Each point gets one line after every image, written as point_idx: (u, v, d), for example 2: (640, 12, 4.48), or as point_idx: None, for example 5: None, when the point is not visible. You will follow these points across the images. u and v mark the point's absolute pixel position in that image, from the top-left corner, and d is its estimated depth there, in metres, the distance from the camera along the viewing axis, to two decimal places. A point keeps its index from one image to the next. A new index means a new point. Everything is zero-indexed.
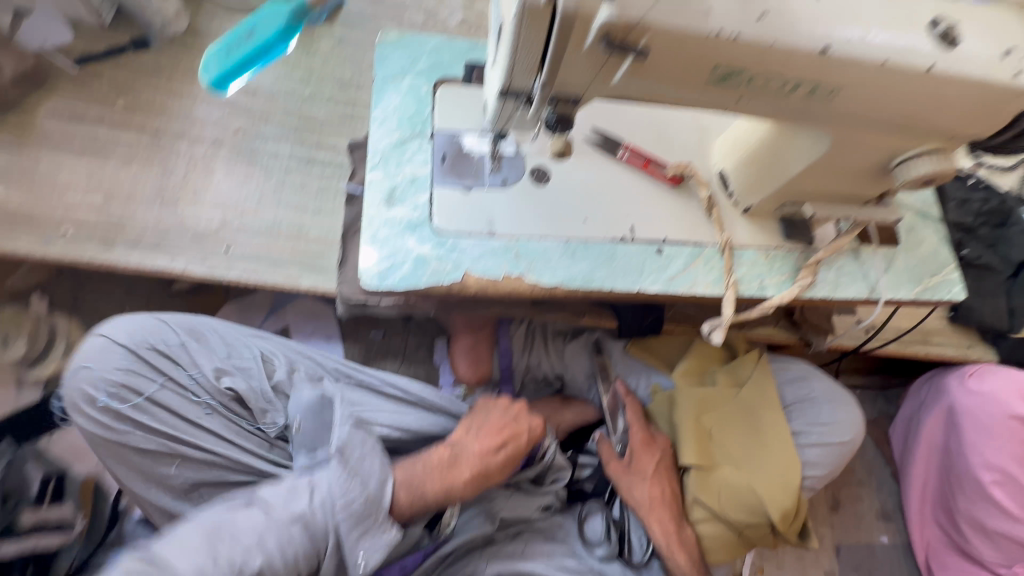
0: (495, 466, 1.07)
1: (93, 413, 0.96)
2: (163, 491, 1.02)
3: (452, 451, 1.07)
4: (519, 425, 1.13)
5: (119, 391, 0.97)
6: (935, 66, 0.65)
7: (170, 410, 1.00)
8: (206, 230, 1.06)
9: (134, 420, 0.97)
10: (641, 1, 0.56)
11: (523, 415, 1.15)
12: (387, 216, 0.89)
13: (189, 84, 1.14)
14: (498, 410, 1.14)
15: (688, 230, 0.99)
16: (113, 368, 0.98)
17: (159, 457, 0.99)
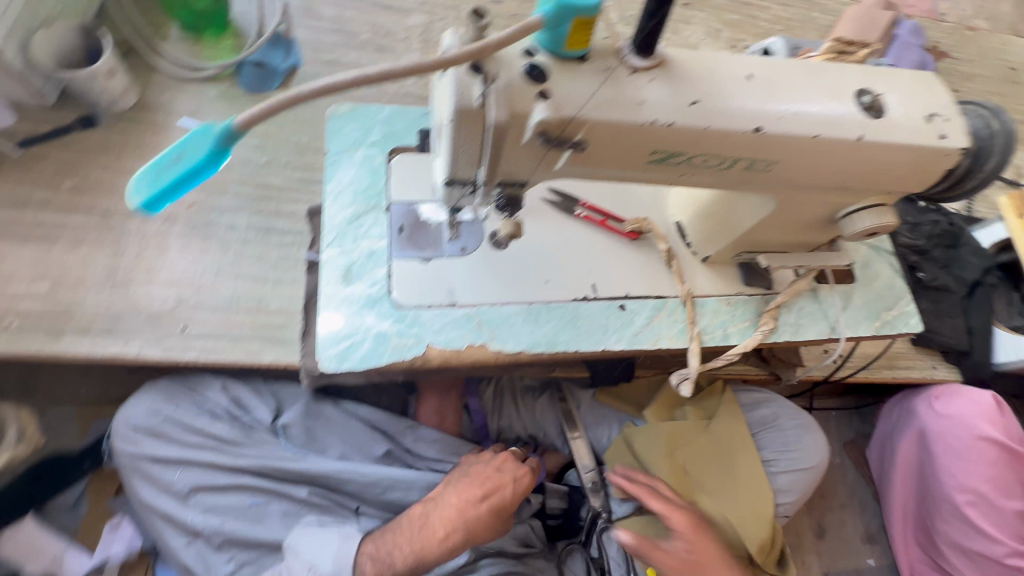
0: (474, 520, 1.04)
1: (124, 428, 1.09)
2: (167, 499, 1.08)
3: (427, 510, 1.06)
4: (501, 476, 1.10)
5: (144, 408, 1.09)
6: (864, 136, 0.67)
7: (183, 426, 1.10)
8: (161, 310, 1.03)
9: (152, 432, 1.09)
10: (574, 99, 0.57)
11: (505, 465, 1.12)
12: (344, 293, 0.88)
13: (138, 160, 1.13)
14: (480, 462, 1.12)
15: (649, 284, 1.00)
16: (145, 391, 1.11)
17: (168, 465, 1.08)
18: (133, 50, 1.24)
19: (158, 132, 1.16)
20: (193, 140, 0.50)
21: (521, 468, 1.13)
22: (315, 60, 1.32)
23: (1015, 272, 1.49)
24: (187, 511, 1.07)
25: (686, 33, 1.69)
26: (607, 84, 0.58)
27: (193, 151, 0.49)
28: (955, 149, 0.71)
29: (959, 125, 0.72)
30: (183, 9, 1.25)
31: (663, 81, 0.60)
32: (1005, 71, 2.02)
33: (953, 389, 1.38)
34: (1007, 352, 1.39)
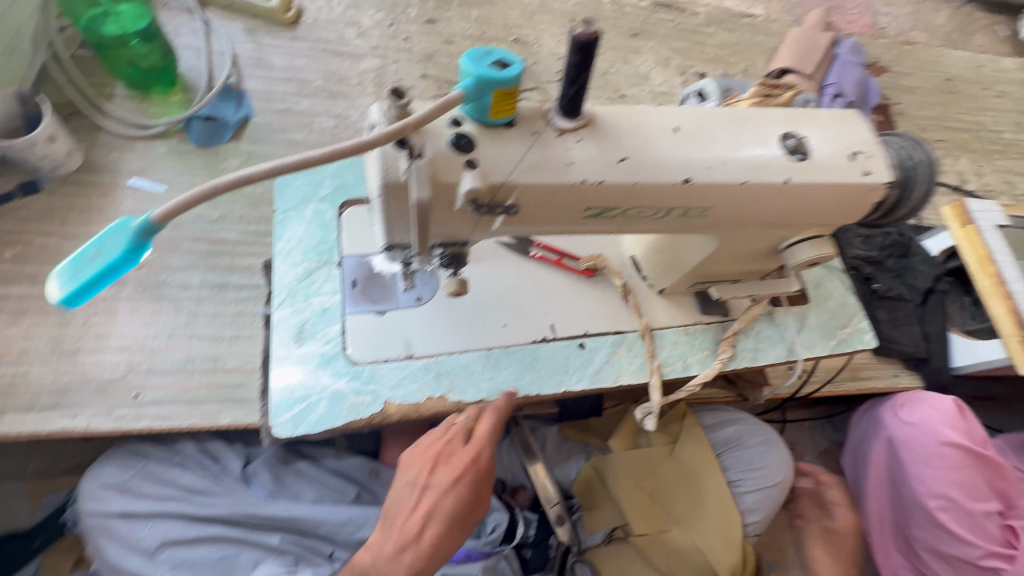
0: (420, 557, 0.89)
1: (90, 486, 1.02)
2: (132, 558, 0.99)
3: (369, 562, 0.91)
4: (434, 488, 0.90)
5: (116, 465, 1.03)
6: (790, 179, 0.70)
7: (153, 479, 1.03)
8: (112, 378, 1.01)
9: (119, 487, 1.01)
10: (502, 165, 0.58)
11: (433, 477, 0.91)
12: (297, 353, 0.86)
13: (85, 224, 1.11)
14: (407, 479, 0.92)
15: (608, 320, 1.00)
16: (115, 450, 1.05)
17: (135, 519, 0.99)
18: (78, 111, 1.22)
19: (105, 194, 1.15)
20: (110, 235, 0.49)
21: (450, 476, 0.90)
22: (267, 110, 1.32)
23: (966, 278, 1.54)
24: (153, 568, 0.98)
25: (637, 63, 1.74)
26: (534, 148, 0.59)
27: (111, 247, 0.49)
28: (880, 183, 0.74)
29: (882, 161, 0.75)
30: (127, 66, 1.24)
31: (591, 141, 0.62)
32: (942, 81, 2.12)
33: (916, 398, 1.40)
34: (963, 356, 1.43)
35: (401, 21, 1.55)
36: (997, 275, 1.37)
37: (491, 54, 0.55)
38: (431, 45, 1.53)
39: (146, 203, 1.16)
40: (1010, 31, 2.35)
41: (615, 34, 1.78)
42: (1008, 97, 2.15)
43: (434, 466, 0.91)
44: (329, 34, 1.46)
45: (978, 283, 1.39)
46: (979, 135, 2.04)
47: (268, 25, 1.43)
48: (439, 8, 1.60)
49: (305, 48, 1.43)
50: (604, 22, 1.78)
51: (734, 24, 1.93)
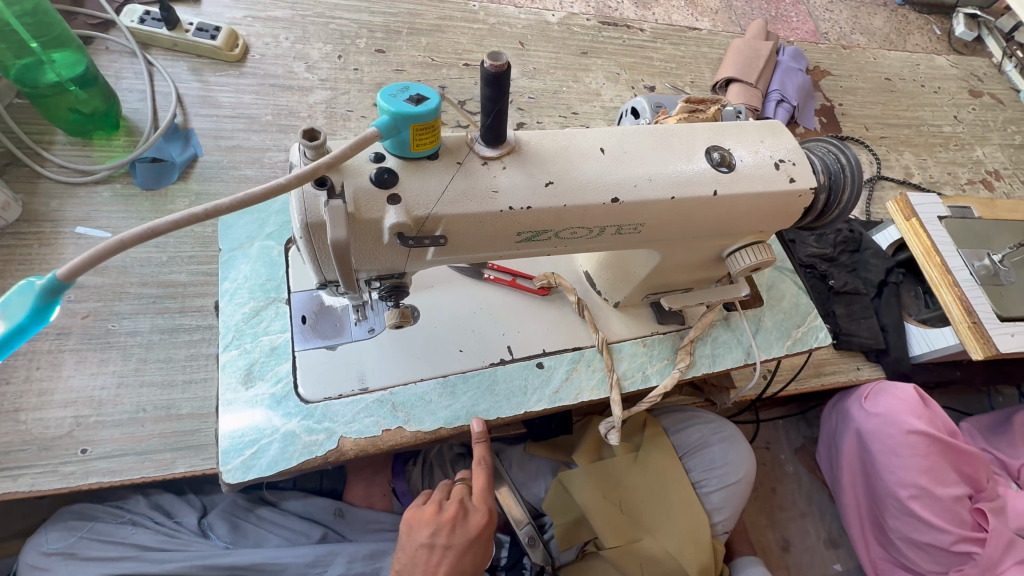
0: None
1: (34, 559, 0.97)
2: None
3: None
4: (455, 546, 0.86)
5: (60, 532, 1.00)
6: (718, 190, 0.72)
7: (100, 540, 1.00)
8: (57, 435, 0.97)
9: (63, 554, 0.97)
10: (427, 198, 0.59)
11: (451, 536, 0.87)
12: (247, 397, 0.84)
13: (25, 276, 1.08)
14: (420, 542, 0.87)
15: (565, 337, 1.00)
16: (62, 515, 1.03)
17: None
18: (15, 160, 1.20)
19: (46, 244, 1.12)
20: (14, 296, 0.47)
21: (472, 534, 0.87)
22: (215, 148, 1.31)
23: (916, 268, 1.59)
24: None
25: (587, 80, 1.78)
26: (459, 177, 0.60)
27: (16, 309, 0.47)
28: (806, 189, 0.76)
29: (807, 167, 0.78)
30: (67, 111, 1.19)
31: (517, 167, 0.63)
32: (881, 81, 2.21)
33: (879, 388, 1.42)
34: (920, 344, 1.47)
35: (351, 52, 1.56)
36: (943, 264, 1.41)
37: (408, 90, 0.56)
38: (382, 75, 1.55)
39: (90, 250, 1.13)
40: (942, 30, 2.47)
41: (565, 53, 1.82)
42: (944, 92, 2.25)
43: (452, 526, 0.87)
44: (277, 69, 1.47)
45: (926, 273, 1.44)
46: (920, 130, 2.13)
47: (214, 63, 1.43)
48: (389, 37, 1.62)
49: (253, 84, 1.43)
50: (554, 42, 1.82)
51: (679, 38, 2.00)
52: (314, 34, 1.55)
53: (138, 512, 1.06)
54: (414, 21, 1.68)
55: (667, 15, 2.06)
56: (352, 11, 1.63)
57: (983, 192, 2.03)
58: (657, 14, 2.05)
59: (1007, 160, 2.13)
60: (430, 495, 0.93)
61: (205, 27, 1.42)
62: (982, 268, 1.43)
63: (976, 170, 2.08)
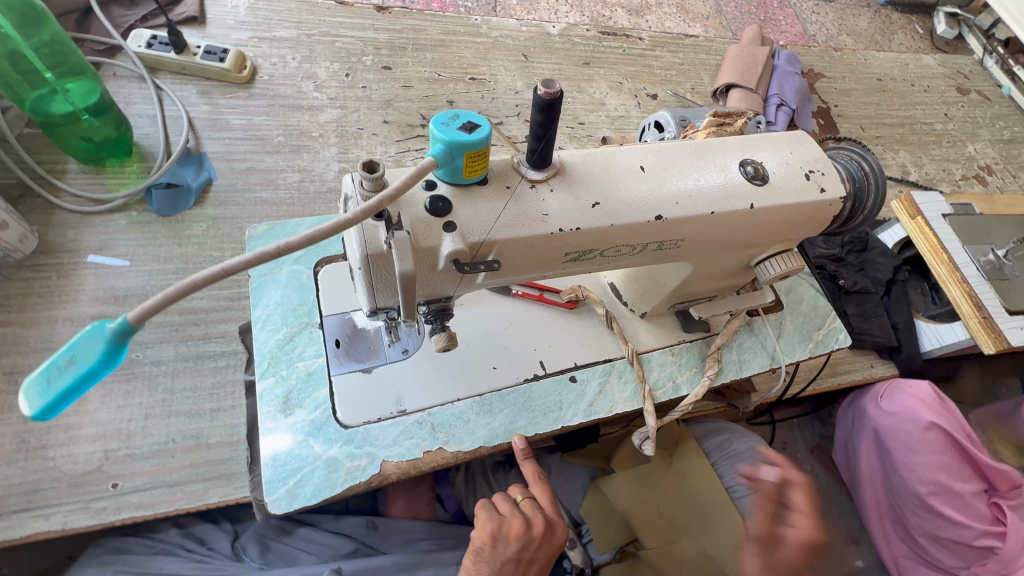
0: None
1: None
2: None
3: None
4: (540, 559, 0.87)
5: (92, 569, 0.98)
6: (755, 204, 0.73)
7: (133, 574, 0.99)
8: (87, 470, 0.95)
9: None
10: (481, 223, 0.59)
11: (537, 551, 0.87)
12: (286, 424, 0.84)
13: (45, 309, 1.07)
14: (507, 557, 0.85)
15: (596, 350, 1.01)
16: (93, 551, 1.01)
17: None
18: (28, 191, 1.18)
19: (64, 275, 1.10)
20: (83, 340, 0.47)
21: (557, 548, 0.89)
22: (229, 171, 1.30)
23: (922, 265, 1.62)
24: None
25: (591, 90, 1.80)
26: (510, 202, 0.61)
27: (84, 354, 0.47)
28: (836, 199, 0.78)
29: (835, 176, 0.79)
30: (78, 140, 1.18)
31: (563, 190, 0.64)
32: (873, 82, 2.26)
33: (893, 387, 1.45)
34: (931, 340, 1.50)
35: (357, 70, 1.56)
36: (950, 261, 1.44)
37: (459, 117, 0.57)
38: (390, 91, 1.56)
39: (109, 279, 1.12)
40: (925, 29, 2.54)
41: (568, 64, 1.83)
42: (933, 91, 2.31)
43: (541, 540, 0.87)
44: (286, 89, 1.47)
45: (934, 270, 1.46)
46: (913, 129, 2.18)
47: (222, 85, 1.42)
48: (394, 54, 1.63)
49: (263, 105, 1.43)
50: (556, 53, 1.83)
51: (677, 45, 2.02)
52: (320, 53, 1.56)
53: (169, 541, 1.05)
54: (418, 37, 1.69)
55: (661, 23, 2.10)
56: (356, 28, 1.63)
57: (977, 187, 2.08)
58: (652, 22, 2.08)
59: (998, 155, 2.19)
60: (500, 506, 0.92)
61: (212, 49, 1.41)
62: (987, 263, 1.47)
63: (969, 166, 2.14)
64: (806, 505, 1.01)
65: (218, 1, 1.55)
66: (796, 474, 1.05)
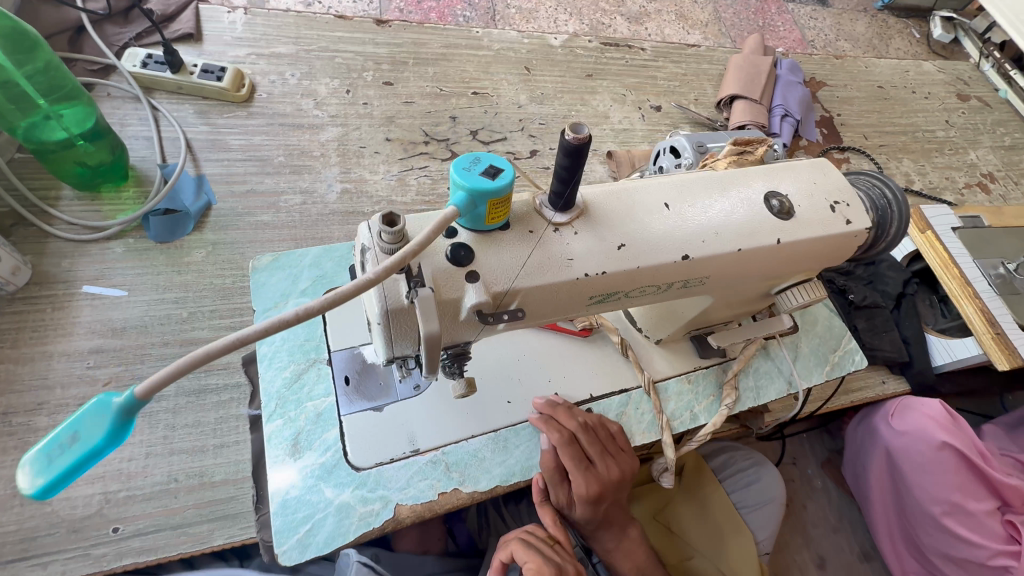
0: None
1: None
2: None
3: None
4: None
5: None
6: (781, 239, 0.71)
7: None
8: (87, 515, 0.92)
9: None
10: (504, 272, 0.57)
11: None
12: (296, 468, 0.81)
13: (39, 344, 1.03)
14: None
15: (612, 380, 0.99)
16: None
17: None
18: (20, 220, 1.14)
19: (59, 308, 1.07)
20: (88, 416, 0.45)
21: None
22: (229, 195, 1.27)
23: (931, 279, 1.61)
24: None
25: (595, 102, 1.77)
26: (535, 248, 0.58)
27: (91, 430, 0.44)
28: (862, 229, 0.76)
29: (860, 207, 0.77)
30: (74, 165, 1.14)
31: (588, 232, 0.61)
32: (874, 89, 2.25)
33: (905, 404, 1.42)
34: (942, 354, 1.46)
35: (358, 86, 1.53)
36: (961, 275, 1.44)
37: (481, 161, 0.54)
38: (392, 107, 1.52)
39: (108, 311, 1.08)
40: (921, 33, 2.53)
41: (571, 76, 1.80)
42: (933, 98, 2.30)
43: None
44: (285, 107, 1.43)
45: (945, 285, 1.45)
46: (915, 136, 2.17)
47: (220, 104, 1.39)
48: (396, 69, 1.60)
49: (263, 124, 1.39)
50: (558, 65, 1.80)
51: (679, 55, 2.00)
52: (320, 69, 1.52)
53: None
54: (419, 50, 1.65)
55: (660, 31, 2.07)
56: (355, 43, 1.60)
57: (981, 195, 2.07)
58: (652, 30, 2.06)
59: (999, 162, 2.19)
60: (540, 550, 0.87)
61: (209, 67, 1.38)
62: (998, 278, 1.45)
63: (972, 174, 2.13)
64: (578, 462, 0.84)
65: (213, 17, 1.51)
66: (566, 424, 0.85)
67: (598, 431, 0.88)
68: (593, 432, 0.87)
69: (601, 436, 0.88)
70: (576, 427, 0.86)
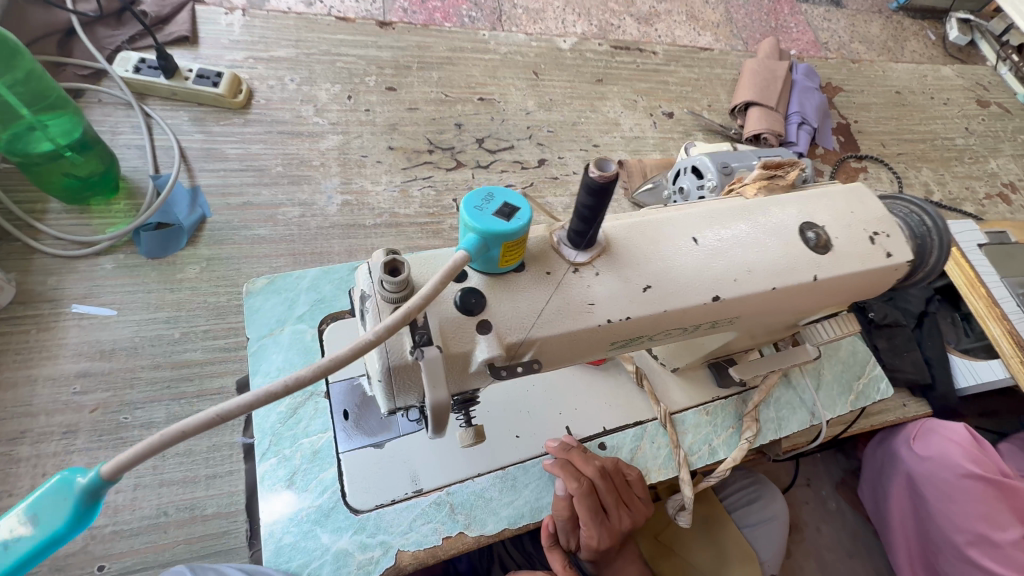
0: None
1: None
2: None
3: None
4: None
5: None
6: (818, 276, 0.65)
7: None
8: (70, 552, 0.87)
9: None
10: (520, 319, 0.51)
11: None
12: (291, 511, 0.76)
13: (23, 368, 0.98)
14: None
15: (626, 412, 0.93)
16: None
17: None
18: (6, 235, 1.09)
19: (45, 329, 1.02)
20: (49, 496, 0.39)
21: None
22: (224, 207, 1.21)
23: (953, 296, 1.56)
24: None
25: (605, 109, 1.70)
26: (553, 293, 0.53)
27: (52, 514, 0.39)
28: (903, 263, 0.70)
29: (901, 238, 0.71)
30: (62, 177, 1.09)
31: (610, 272, 0.56)
32: (892, 95, 2.18)
33: (928, 428, 1.35)
34: (966, 377, 1.40)
35: (360, 91, 1.47)
36: (988, 295, 1.38)
37: (494, 199, 0.49)
38: (394, 115, 1.47)
39: (96, 332, 1.03)
40: (938, 35, 2.45)
41: (580, 81, 1.73)
42: (953, 104, 2.23)
43: None
44: (284, 114, 1.37)
45: (971, 305, 1.40)
46: (935, 144, 2.10)
47: (216, 111, 1.33)
48: (399, 73, 1.54)
49: (261, 132, 1.33)
50: (567, 69, 1.74)
51: (692, 60, 1.93)
52: (320, 74, 1.46)
53: None
54: (423, 54, 1.59)
55: (671, 32, 2.00)
56: (357, 46, 1.54)
57: (1002, 206, 2.00)
58: (662, 32, 1.99)
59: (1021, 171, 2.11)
60: None
61: (205, 72, 1.32)
62: None
63: (993, 183, 2.06)
64: (593, 513, 0.79)
65: (210, 19, 1.45)
66: (583, 471, 0.79)
67: (614, 477, 0.83)
68: (609, 479, 0.82)
69: (617, 483, 0.83)
70: (594, 475, 0.79)
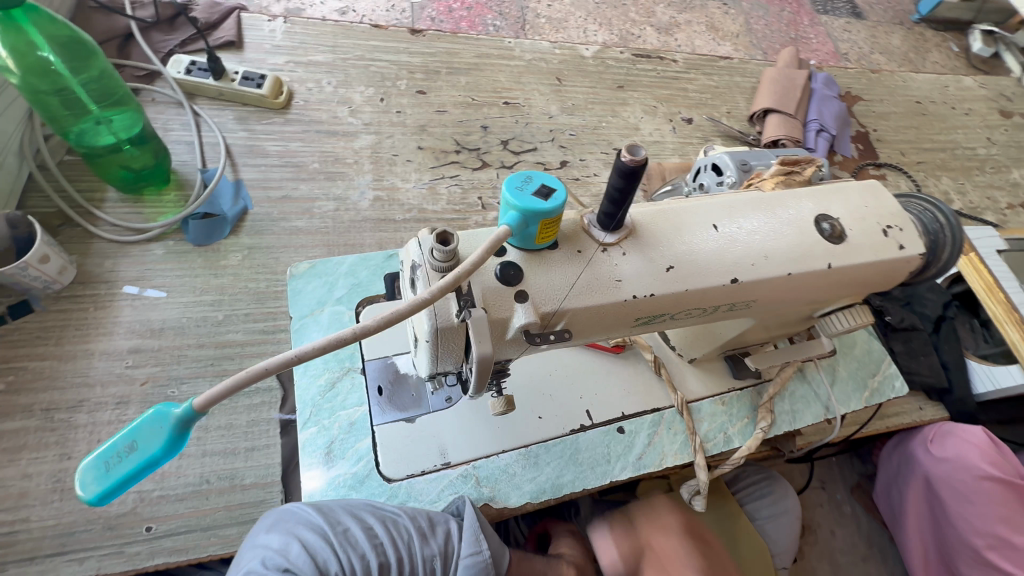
0: None
1: None
2: None
3: None
4: None
5: None
6: (832, 264, 0.69)
7: None
8: (121, 514, 0.93)
9: None
10: (554, 292, 0.57)
11: None
12: (329, 476, 0.82)
13: (81, 342, 1.06)
14: None
15: (644, 399, 0.97)
16: None
17: None
18: (67, 220, 1.18)
19: (101, 307, 1.10)
20: (146, 425, 0.47)
21: None
22: (264, 200, 1.29)
23: (972, 303, 1.56)
24: None
25: (626, 114, 1.75)
26: (584, 269, 0.58)
27: (148, 440, 0.46)
28: (915, 255, 0.73)
29: (913, 232, 0.74)
30: (119, 169, 1.17)
31: (636, 253, 0.60)
32: (912, 105, 2.19)
33: (944, 431, 1.36)
34: (984, 382, 1.41)
35: (392, 94, 1.55)
36: (1007, 301, 1.38)
37: (533, 181, 0.54)
38: (424, 116, 1.54)
39: (147, 311, 1.11)
40: (960, 47, 2.46)
41: (601, 87, 1.78)
42: (974, 114, 2.23)
43: None
44: (321, 114, 1.45)
45: (989, 310, 1.40)
46: (955, 154, 2.10)
47: (259, 111, 1.42)
48: (429, 78, 1.61)
49: (300, 131, 1.41)
50: (589, 76, 1.79)
51: (712, 68, 1.97)
52: (355, 77, 1.54)
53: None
54: (452, 60, 1.66)
55: (691, 41, 2.05)
56: (389, 52, 1.62)
57: None
58: (682, 40, 2.03)
59: None
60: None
61: (250, 75, 1.40)
62: None
63: (1015, 193, 2.05)
64: None
65: (254, 25, 1.54)
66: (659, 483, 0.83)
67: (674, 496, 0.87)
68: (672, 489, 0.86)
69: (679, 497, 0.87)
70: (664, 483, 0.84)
